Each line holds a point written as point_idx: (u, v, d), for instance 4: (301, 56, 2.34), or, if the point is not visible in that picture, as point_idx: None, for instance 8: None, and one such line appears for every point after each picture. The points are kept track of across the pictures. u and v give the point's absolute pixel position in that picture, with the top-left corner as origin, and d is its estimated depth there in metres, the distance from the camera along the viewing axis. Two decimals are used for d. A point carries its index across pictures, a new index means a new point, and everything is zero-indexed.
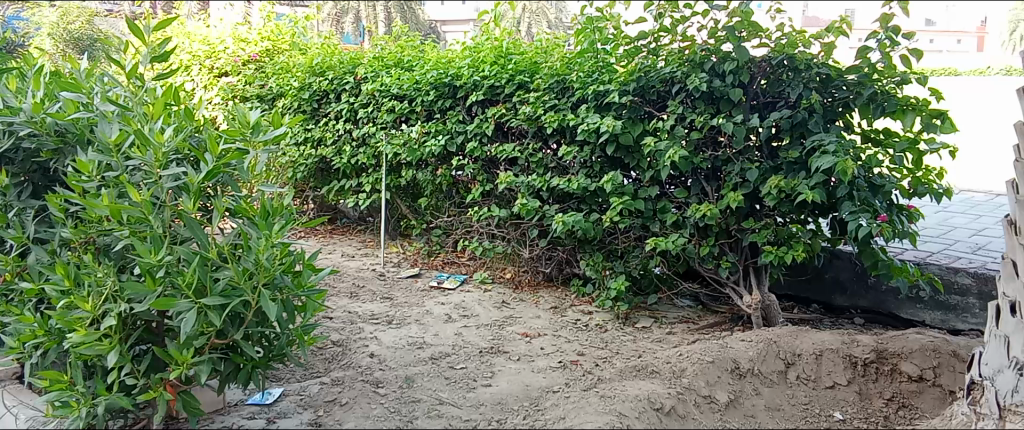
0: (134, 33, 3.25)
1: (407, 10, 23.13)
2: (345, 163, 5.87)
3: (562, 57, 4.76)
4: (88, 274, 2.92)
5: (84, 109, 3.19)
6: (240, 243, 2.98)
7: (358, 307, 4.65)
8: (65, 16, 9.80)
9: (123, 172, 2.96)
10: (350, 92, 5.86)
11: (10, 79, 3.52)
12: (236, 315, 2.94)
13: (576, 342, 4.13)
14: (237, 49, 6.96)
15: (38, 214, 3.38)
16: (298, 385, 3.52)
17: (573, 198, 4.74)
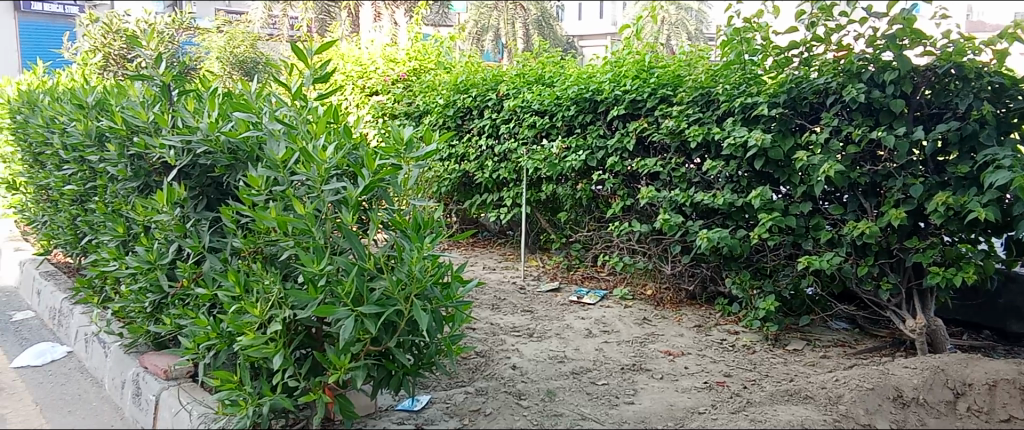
0: (298, 57, 3.44)
1: (543, 26, 23.36)
2: (487, 178, 5.99)
3: (707, 70, 4.67)
4: (257, 281, 3.12)
5: (254, 127, 3.41)
6: (395, 254, 3.09)
7: (500, 319, 4.72)
8: (232, 41, 10.62)
9: (289, 186, 3.13)
10: (493, 108, 5.99)
11: (189, 101, 3.81)
12: (390, 323, 3.05)
13: (722, 363, 4.01)
14: (387, 69, 7.26)
15: (213, 225, 3.61)
16: (444, 393, 3.61)
17: (718, 214, 4.63)
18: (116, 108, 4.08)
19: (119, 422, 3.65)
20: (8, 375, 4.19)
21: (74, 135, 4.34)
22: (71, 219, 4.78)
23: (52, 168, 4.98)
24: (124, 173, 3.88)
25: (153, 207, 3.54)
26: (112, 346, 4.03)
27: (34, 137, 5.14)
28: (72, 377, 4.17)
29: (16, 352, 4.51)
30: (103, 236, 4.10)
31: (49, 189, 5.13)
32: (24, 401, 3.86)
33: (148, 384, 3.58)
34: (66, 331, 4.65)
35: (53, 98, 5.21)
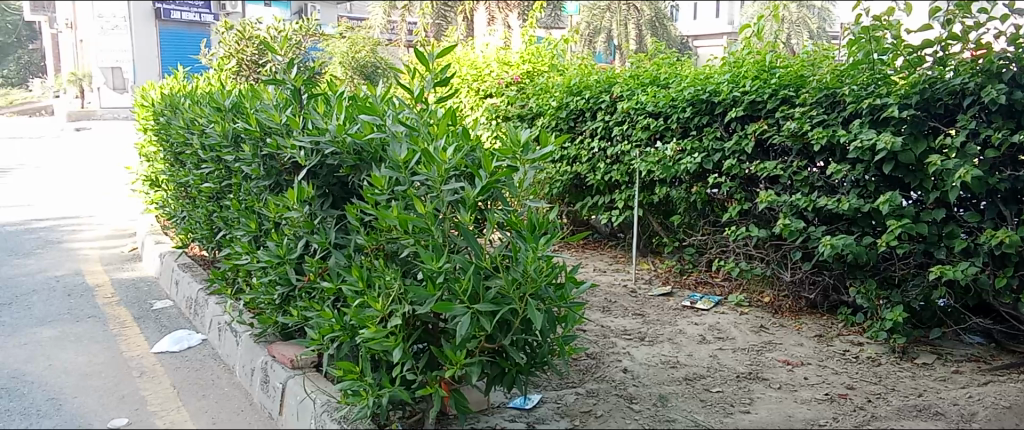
0: (420, 61, 3.56)
1: (657, 26, 23.05)
2: (599, 180, 5.98)
3: (833, 70, 4.50)
4: (378, 276, 3.25)
5: (378, 129, 3.55)
6: (510, 254, 3.13)
7: (611, 322, 4.71)
8: (353, 46, 11.14)
9: (410, 186, 3.23)
10: (606, 110, 5.96)
11: (319, 104, 4.00)
12: (505, 322, 3.11)
13: (844, 374, 3.86)
14: (501, 72, 7.35)
15: (338, 222, 3.78)
16: (555, 393, 3.64)
17: (842, 220, 4.46)
18: (251, 111, 4.32)
19: (248, 407, 3.88)
20: (150, 358, 4.52)
21: (212, 136, 4.63)
22: (208, 215, 5.10)
23: (191, 167, 5.33)
24: (258, 172, 4.12)
25: (284, 204, 3.75)
26: (243, 336, 4.27)
27: (176, 138, 5.52)
28: (206, 363, 4.45)
29: (157, 338, 4.85)
30: (236, 231, 4.36)
31: (188, 187, 5.50)
32: (164, 383, 4.16)
33: (276, 372, 3.78)
34: (200, 320, 4.97)
35: (192, 101, 5.56)
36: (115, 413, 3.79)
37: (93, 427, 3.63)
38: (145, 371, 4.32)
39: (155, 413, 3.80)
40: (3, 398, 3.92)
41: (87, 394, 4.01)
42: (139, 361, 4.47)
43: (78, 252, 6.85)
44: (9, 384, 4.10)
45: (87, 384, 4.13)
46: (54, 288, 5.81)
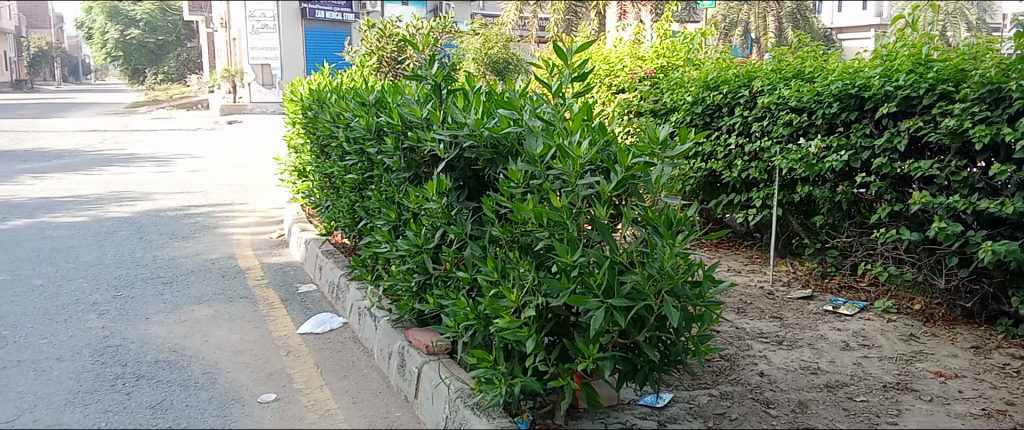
0: (559, 56, 3.58)
1: (799, 20, 21.98)
2: (736, 178, 5.82)
3: (998, 64, 4.19)
4: (513, 268, 3.30)
5: (515, 124, 3.59)
6: (646, 250, 3.09)
7: (746, 324, 4.58)
8: (487, 43, 11.40)
9: (545, 180, 3.25)
10: (744, 105, 5.77)
11: (458, 99, 4.09)
12: (639, 318, 3.09)
13: (1004, 390, 3.61)
14: (634, 67, 7.26)
15: (473, 214, 3.86)
16: (688, 393, 3.59)
17: (1006, 225, 4.19)
18: (394, 105, 4.48)
19: (385, 389, 4.05)
20: (296, 338, 4.79)
21: (358, 129, 4.83)
22: (351, 205, 5.34)
23: (336, 159, 5.58)
24: (399, 164, 4.27)
25: (424, 195, 3.88)
26: (381, 321, 4.45)
27: (323, 131, 5.79)
28: (347, 346, 4.67)
29: (303, 320, 5.13)
30: (378, 220, 4.54)
31: (333, 177, 5.77)
32: (309, 363, 4.40)
33: (413, 357, 3.92)
34: (342, 304, 5.21)
35: (338, 96, 5.81)
36: (264, 388, 4.06)
37: (245, 401, 3.89)
38: (291, 350, 4.58)
39: (301, 391, 4.03)
40: (166, 369, 4.27)
41: (239, 369, 4.30)
42: (286, 340, 4.75)
43: (231, 238, 7.34)
44: (171, 357, 4.46)
45: (239, 360, 4.44)
46: (210, 269, 6.26)
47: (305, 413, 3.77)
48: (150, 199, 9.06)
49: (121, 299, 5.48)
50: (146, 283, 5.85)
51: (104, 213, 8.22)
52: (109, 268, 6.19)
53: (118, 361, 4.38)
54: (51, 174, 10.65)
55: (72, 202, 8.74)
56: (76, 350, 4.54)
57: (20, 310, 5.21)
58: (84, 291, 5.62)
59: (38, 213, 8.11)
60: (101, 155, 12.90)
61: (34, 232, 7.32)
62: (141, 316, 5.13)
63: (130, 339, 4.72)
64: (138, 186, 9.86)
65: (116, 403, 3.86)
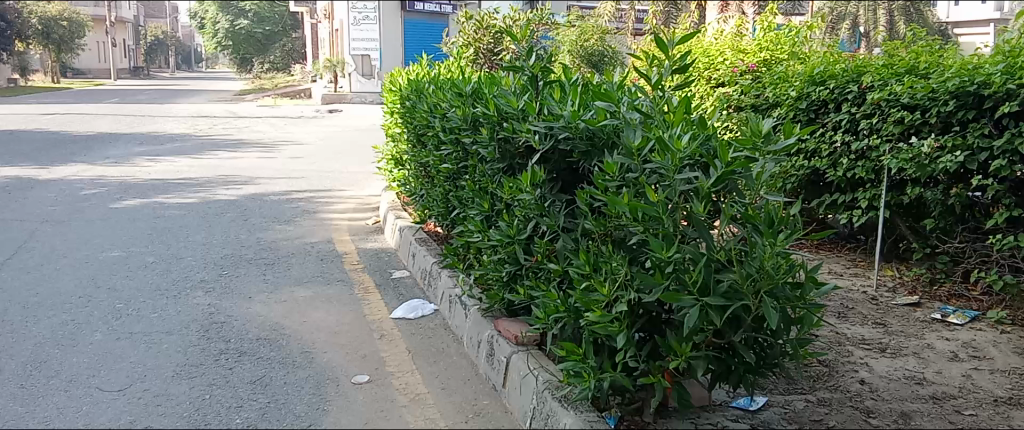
0: (660, 48, 3.52)
1: (912, 13, 20.85)
2: (840, 177, 5.58)
3: None
4: (605, 262, 3.27)
5: (612, 116, 3.55)
6: (745, 249, 3.01)
7: (847, 329, 4.40)
8: (583, 35, 11.41)
9: (642, 173, 3.21)
10: (853, 102, 5.53)
11: (555, 90, 4.08)
12: (736, 318, 3.03)
13: None
14: (735, 61, 7.06)
15: (567, 206, 3.85)
16: (782, 398, 3.49)
17: None
18: (490, 96, 4.50)
19: (474, 377, 4.09)
20: (389, 323, 4.90)
21: (454, 120, 4.89)
22: (445, 194, 5.41)
23: (432, 148, 5.67)
24: (493, 155, 4.29)
25: (518, 186, 3.89)
26: (471, 310, 4.50)
27: (420, 120, 5.87)
28: (438, 332, 4.75)
29: (395, 305, 5.25)
30: (471, 210, 4.58)
31: (428, 166, 5.86)
32: (401, 347, 4.50)
33: (502, 346, 3.95)
34: (434, 291, 5.30)
35: (436, 86, 5.88)
36: (358, 370, 4.18)
37: (339, 381, 4.02)
38: (384, 334, 4.70)
39: (393, 374, 4.13)
40: (266, 347, 4.45)
41: (334, 350, 4.44)
42: (380, 324, 4.87)
43: (329, 222, 7.57)
44: (271, 335, 4.65)
45: (334, 341, 4.58)
46: (309, 253, 6.48)
47: (396, 396, 3.86)
48: (255, 183, 9.44)
49: (227, 278, 5.74)
50: (250, 263, 6.11)
51: (212, 196, 8.62)
52: (216, 248, 6.50)
53: (222, 337, 4.60)
54: (165, 157, 11.25)
55: (184, 184, 9.20)
56: (184, 325, 4.79)
57: (135, 285, 5.53)
58: (192, 269, 5.91)
59: (152, 194, 8.58)
60: (210, 140, 13.52)
61: (148, 211, 7.75)
62: (244, 295, 5.36)
63: (233, 316, 4.94)
64: (244, 171, 10.29)
65: (220, 377, 4.05)
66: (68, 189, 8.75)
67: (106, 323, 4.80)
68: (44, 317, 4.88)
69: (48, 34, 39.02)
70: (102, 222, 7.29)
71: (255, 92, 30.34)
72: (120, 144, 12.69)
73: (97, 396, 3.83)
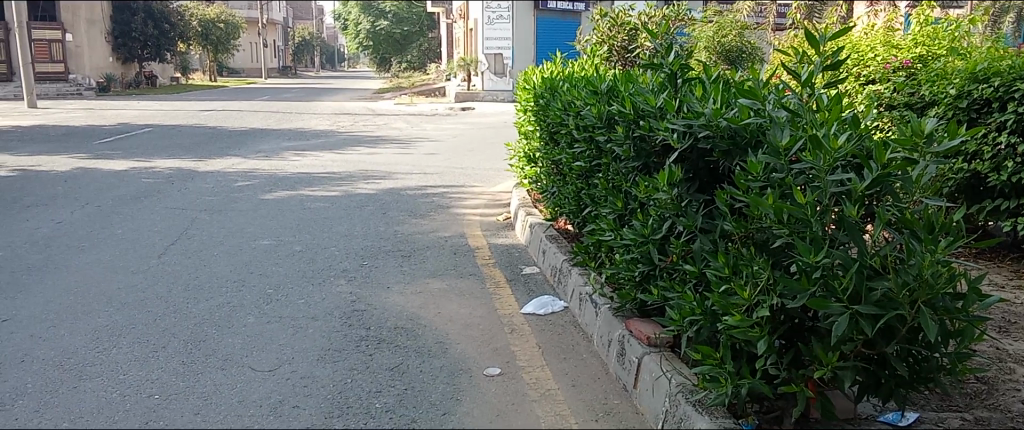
0: (810, 43, 3.39)
1: None
2: (1004, 181, 5.17)
3: None
4: (746, 265, 3.17)
5: (756, 114, 3.44)
6: (902, 256, 2.84)
7: (1009, 345, 4.07)
8: (721, 31, 11.17)
9: (789, 174, 3.09)
10: (1020, 101, 5.09)
11: (696, 88, 4.00)
12: (889, 329, 2.88)
13: None
14: (887, 57, 6.66)
15: (705, 206, 3.76)
16: (936, 415, 3.30)
17: None
18: (627, 94, 4.45)
19: (604, 376, 4.07)
20: (519, 318, 4.95)
21: (588, 117, 4.87)
22: (576, 192, 5.41)
23: (565, 146, 5.67)
24: (628, 153, 4.24)
25: (654, 185, 3.83)
26: (602, 308, 4.48)
27: (553, 119, 5.88)
28: (568, 329, 4.75)
29: (526, 300, 5.30)
30: (604, 208, 4.56)
31: (560, 164, 5.88)
32: (531, 342, 4.54)
33: (633, 347, 3.91)
34: (564, 288, 5.31)
35: (571, 84, 5.89)
36: (490, 362, 4.25)
37: (472, 373, 4.11)
38: (515, 329, 4.75)
39: (524, 368, 4.17)
40: (403, 336, 4.61)
41: (467, 342, 4.54)
42: (510, 319, 4.94)
43: (462, 217, 7.74)
44: (407, 324, 4.81)
45: (467, 333, 4.68)
46: (443, 246, 6.65)
47: (527, 390, 3.90)
48: (392, 178, 9.79)
49: (367, 268, 5.99)
50: (388, 255, 6.35)
51: (353, 189, 9.02)
52: (357, 239, 6.79)
53: (362, 324, 4.80)
54: (310, 152, 11.86)
55: (327, 178, 9.66)
56: (328, 311, 5.03)
57: (283, 272, 5.87)
58: (335, 259, 6.21)
59: (299, 186, 9.07)
60: (352, 136, 14.14)
61: (295, 203, 8.20)
62: (383, 285, 5.58)
63: (373, 305, 5.15)
64: (382, 166, 10.69)
65: (360, 363, 4.23)
66: (225, 181, 9.39)
67: (257, 306, 5.12)
68: (204, 299, 5.26)
69: (207, 35, 42.04)
70: (254, 212, 7.78)
71: (392, 90, 31.48)
72: (270, 139, 13.49)
73: (250, 375, 4.09)
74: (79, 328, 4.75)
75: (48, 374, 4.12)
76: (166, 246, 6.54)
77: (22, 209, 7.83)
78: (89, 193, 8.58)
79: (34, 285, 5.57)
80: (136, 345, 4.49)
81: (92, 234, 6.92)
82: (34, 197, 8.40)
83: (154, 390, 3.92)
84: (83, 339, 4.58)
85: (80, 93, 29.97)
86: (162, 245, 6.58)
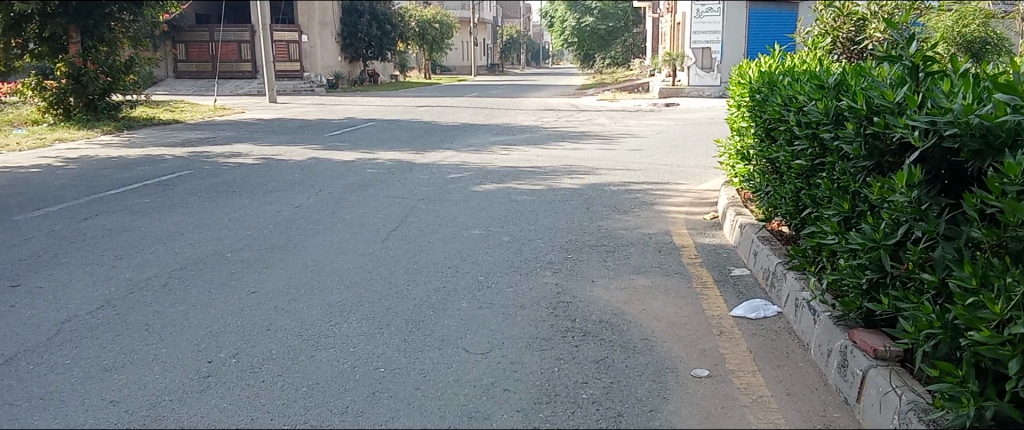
0: None
1: None
2: None
3: None
4: (997, 277, 2.88)
5: (1015, 111, 3.10)
6: None
7: None
8: (963, 19, 10.24)
9: None
10: None
11: (944, 82, 3.67)
12: None
13: None
14: None
15: (949, 211, 3.45)
16: None
17: None
18: (860, 89, 4.19)
19: (822, 387, 3.85)
20: (728, 320, 4.82)
21: (813, 113, 4.63)
22: (795, 192, 5.16)
23: (783, 143, 5.44)
24: (859, 152, 4.00)
25: (890, 187, 3.57)
26: (821, 316, 4.24)
27: (771, 114, 5.65)
28: (782, 336, 4.55)
29: (736, 303, 5.14)
30: (827, 209, 4.33)
31: (777, 163, 5.64)
32: (741, 346, 4.40)
33: (857, 358, 3.67)
34: (777, 293, 5.09)
35: (792, 79, 5.63)
36: (697, 363, 4.17)
37: (680, 372, 4.05)
38: (724, 331, 4.63)
39: (733, 372, 4.05)
40: (609, 330, 4.64)
41: (674, 341, 4.49)
42: (719, 321, 4.81)
43: (667, 215, 7.65)
44: (612, 319, 4.83)
45: (674, 332, 4.63)
46: (648, 243, 6.61)
47: (738, 395, 3.78)
48: (596, 174, 9.87)
49: (571, 261, 6.09)
50: (592, 249, 6.41)
51: (557, 183, 9.20)
52: (562, 233, 6.92)
53: (569, 315, 4.89)
54: (516, 147, 12.23)
55: (533, 172, 9.93)
56: (535, 301, 5.18)
57: (493, 261, 6.11)
58: (542, 250, 6.37)
59: (506, 180, 9.40)
60: (556, 132, 14.43)
61: (503, 195, 8.49)
62: (588, 278, 5.65)
63: (578, 298, 5.22)
64: (586, 161, 10.81)
65: (567, 353, 4.31)
66: (438, 172, 9.93)
67: (470, 292, 5.38)
68: (422, 283, 5.60)
69: (424, 35, 44.75)
70: (466, 203, 8.16)
71: (594, 86, 31.81)
72: (480, 134, 14.08)
73: (464, 356, 4.30)
74: (315, 303, 5.24)
75: (290, 343, 4.57)
76: (388, 232, 7.03)
77: (266, 194, 8.75)
78: (320, 181, 9.41)
79: (277, 262, 6.21)
80: (363, 322, 4.87)
81: (325, 218, 7.59)
82: (276, 184, 9.36)
83: (379, 363, 4.24)
84: (319, 313, 5.04)
85: (312, 90, 32.95)
86: (384, 230, 7.09)
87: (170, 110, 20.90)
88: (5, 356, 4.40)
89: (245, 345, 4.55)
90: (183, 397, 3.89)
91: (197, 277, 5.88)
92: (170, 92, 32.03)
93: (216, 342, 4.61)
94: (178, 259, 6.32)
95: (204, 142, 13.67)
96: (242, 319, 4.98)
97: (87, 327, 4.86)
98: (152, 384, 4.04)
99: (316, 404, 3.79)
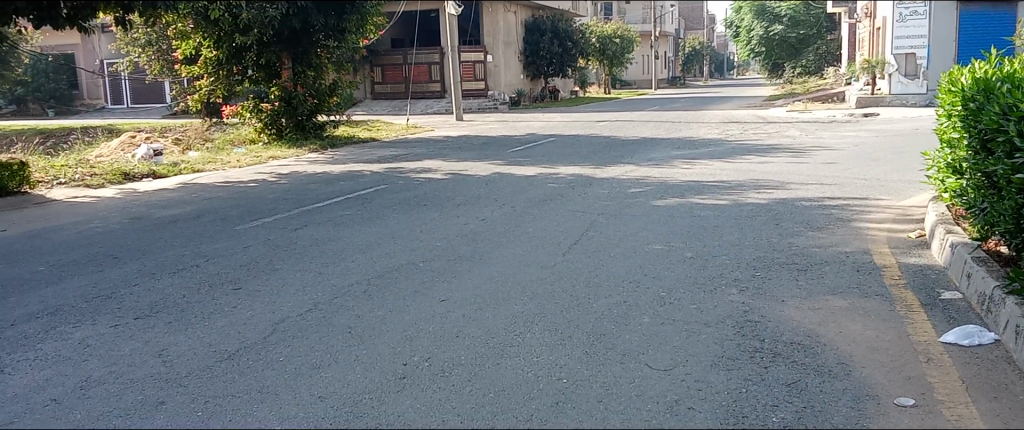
0: None
1: None
2: None
3: None
4: None
5: None
6: None
7: None
8: None
9: None
10: None
11: None
12: None
13: None
14: None
15: None
16: None
17: None
18: None
19: None
20: (937, 347, 4.45)
21: None
22: (1017, 209, 4.70)
23: (1002, 156, 4.97)
24: None
25: None
26: None
27: (987, 124, 5.19)
28: (1001, 366, 4.14)
29: (945, 328, 4.75)
30: None
31: (995, 177, 5.16)
32: (953, 375, 4.06)
33: None
34: (994, 319, 4.64)
35: (1012, 85, 5.14)
36: (900, 391, 3.90)
37: (881, 400, 3.80)
38: (932, 358, 4.29)
39: (944, 403, 3.75)
40: (801, 352, 4.45)
41: (874, 366, 4.22)
42: (926, 347, 4.47)
43: (866, 232, 7.19)
44: (804, 341, 4.63)
45: (874, 357, 4.35)
46: (844, 262, 6.24)
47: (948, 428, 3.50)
48: (786, 188, 9.47)
49: (759, 279, 5.89)
50: (782, 267, 6.16)
51: (743, 198, 8.93)
52: (748, 249, 6.71)
53: (755, 335, 4.73)
54: (699, 160, 11.99)
55: (717, 187, 9.70)
56: (720, 319, 5.07)
57: (676, 276, 6.05)
58: (727, 267, 6.22)
59: (689, 194, 9.25)
60: (742, 145, 13.98)
61: (685, 210, 8.37)
62: (778, 298, 5.43)
63: (767, 317, 5.05)
64: (774, 176, 10.40)
65: (755, 374, 4.18)
66: (620, 187, 9.95)
67: (652, 307, 5.35)
68: (604, 297, 5.64)
69: (604, 50, 45.00)
70: (648, 217, 8.12)
71: (782, 96, 30.50)
72: (662, 148, 13.94)
73: (647, 371, 4.29)
74: (501, 313, 5.44)
75: (478, 350, 4.78)
76: (570, 245, 7.16)
77: (455, 207, 9.19)
78: (505, 195, 9.73)
79: (465, 272, 6.51)
80: (547, 333, 4.99)
81: (509, 231, 7.84)
82: (463, 198, 9.79)
83: (562, 374, 4.33)
84: (505, 323, 5.23)
85: (496, 107, 34.10)
86: (566, 244, 7.22)
87: (368, 129, 22.43)
88: (230, 351, 4.95)
89: (437, 350, 4.81)
90: (381, 396, 4.18)
91: (394, 284, 6.29)
92: (367, 112, 34.40)
93: (410, 346, 4.91)
94: (376, 268, 6.79)
95: (398, 159, 14.57)
96: (433, 326, 5.26)
97: (298, 327, 5.34)
98: (354, 383, 4.37)
99: (503, 410, 3.94)
